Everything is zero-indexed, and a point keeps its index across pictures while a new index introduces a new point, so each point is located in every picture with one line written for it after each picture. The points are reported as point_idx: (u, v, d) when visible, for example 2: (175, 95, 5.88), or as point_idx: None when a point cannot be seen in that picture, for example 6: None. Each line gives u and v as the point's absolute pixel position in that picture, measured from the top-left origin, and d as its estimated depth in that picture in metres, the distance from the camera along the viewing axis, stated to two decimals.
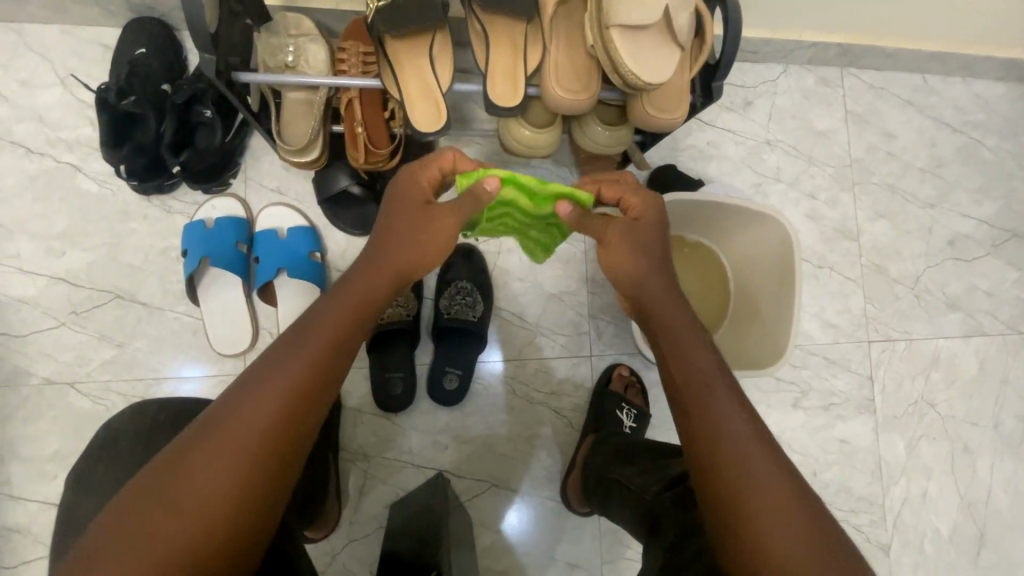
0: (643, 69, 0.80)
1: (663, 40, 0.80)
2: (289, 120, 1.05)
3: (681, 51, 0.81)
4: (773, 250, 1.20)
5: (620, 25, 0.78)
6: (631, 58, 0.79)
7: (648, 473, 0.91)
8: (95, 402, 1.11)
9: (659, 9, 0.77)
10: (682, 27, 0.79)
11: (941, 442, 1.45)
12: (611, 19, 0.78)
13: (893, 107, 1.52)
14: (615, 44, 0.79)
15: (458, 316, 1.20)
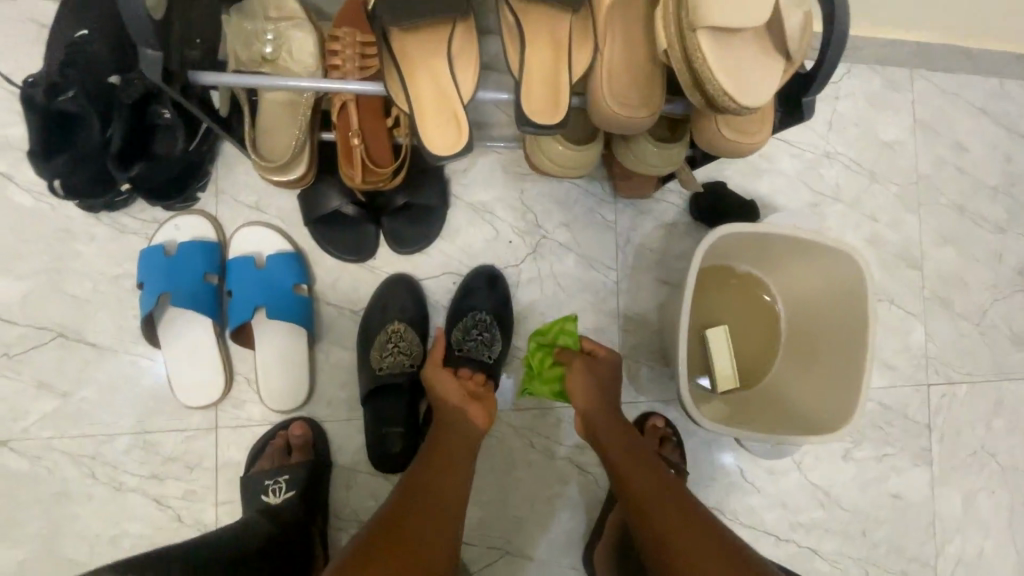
0: (740, 86, 0.59)
1: (763, 46, 0.60)
2: (268, 126, 0.84)
3: (785, 60, 0.62)
4: (839, 291, 1.03)
5: (711, 26, 0.58)
6: (727, 71, 0.59)
7: None
8: (34, 463, 0.92)
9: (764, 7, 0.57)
10: (792, 33, 0.59)
11: (1000, 496, 1.31)
12: (699, 19, 0.58)
13: (966, 116, 1.33)
14: (703, 52, 0.58)
15: (471, 356, 1.01)
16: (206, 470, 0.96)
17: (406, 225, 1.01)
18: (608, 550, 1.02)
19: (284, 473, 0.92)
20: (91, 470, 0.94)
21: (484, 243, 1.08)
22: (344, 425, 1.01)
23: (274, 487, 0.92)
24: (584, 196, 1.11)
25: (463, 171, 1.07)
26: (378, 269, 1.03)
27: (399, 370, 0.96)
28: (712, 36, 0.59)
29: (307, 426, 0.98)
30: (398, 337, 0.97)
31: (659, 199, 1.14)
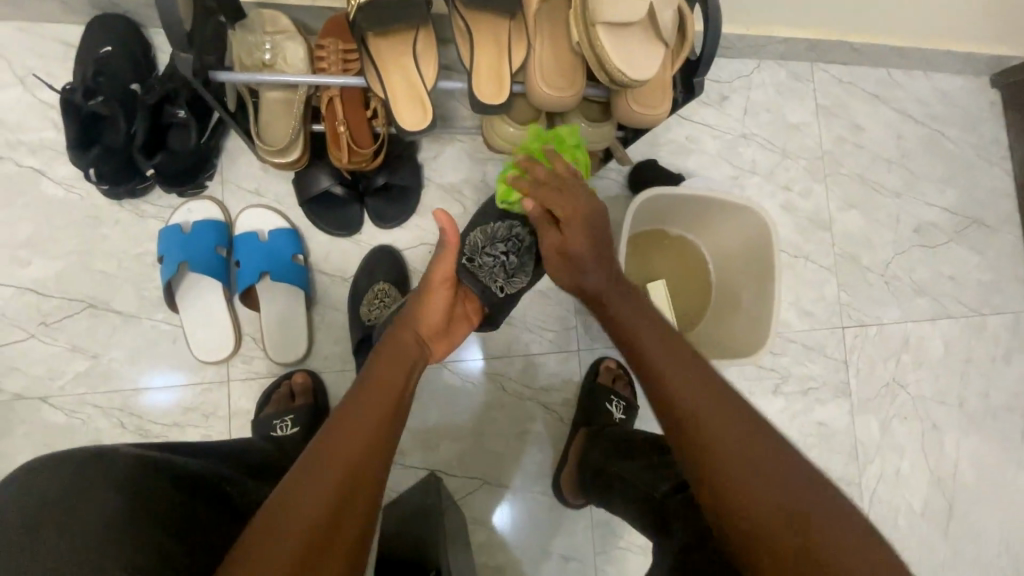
0: (628, 66, 0.83)
1: (646, 36, 0.84)
2: (268, 120, 1.03)
3: (664, 46, 0.85)
4: (752, 240, 1.23)
5: (606, 21, 0.81)
6: (620, 54, 0.83)
7: (654, 467, 0.91)
8: (70, 416, 1.07)
9: (643, 7, 0.80)
10: (665, 25, 0.83)
11: (912, 422, 1.51)
12: (597, 16, 0.81)
13: (861, 100, 1.57)
14: (602, 40, 0.82)
15: (480, 273, 0.99)
16: (220, 418, 1.11)
17: (387, 203, 1.19)
18: (571, 469, 1.20)
19: (290, 413, 1.08)
20: (120, 420, 1.08)
21: (454, 217, 1.25)
22: (338, 375, 1.17)
23: (281, 425, 1.07)
24: None
25: (434, 156, 1.25)
26: (364, 242, 1.20)
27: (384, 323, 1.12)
28: (607, 29, 0.82)
29: (307, 375, 1.14)
30: (383, 294, 1.14)
31: (602, 176, 1.35)
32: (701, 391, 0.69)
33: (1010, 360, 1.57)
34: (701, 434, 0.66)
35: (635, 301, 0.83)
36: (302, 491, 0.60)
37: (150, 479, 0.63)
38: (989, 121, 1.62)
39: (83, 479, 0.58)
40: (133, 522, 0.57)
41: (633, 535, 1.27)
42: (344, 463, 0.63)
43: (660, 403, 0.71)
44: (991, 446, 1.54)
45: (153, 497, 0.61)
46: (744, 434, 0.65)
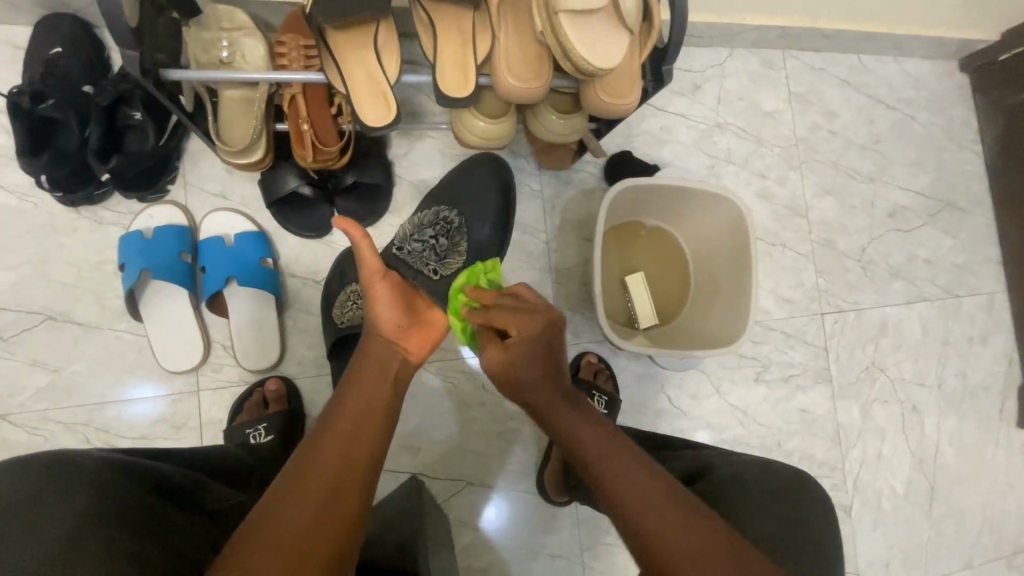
0: (593, 53, 0.81)
1: (611, 24, 0.82)
2: (228, 120, 0.99)
3: (630, 34, 0.83)
4: (728, 229, 1.23)
5: (569, 9, 0.80)
6: (583, 43, 0.81)
7: None
8: (31, 433, 1.03)
9: None
10: (630, 13, 0.81)
11: (892, 405, 1.52)
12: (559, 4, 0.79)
13: (832, 86, 1.57)
14: (565, 29, 0.80)
15: (413, 260, 0.99)
16: (190, 429, 1.08)
17: (357, 202, 1.16)
18: (554, 468, 1.18)
19: (262, 421, 1.05)
20: (85, 435, 1.04)
21: None
22: (313, 380, 1.14)
23: (254, 434, 1.04)
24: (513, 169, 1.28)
25: (404, 154, 1.23)
26: (335, 243, 1.18)
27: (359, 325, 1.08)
28: (571, 17, 0.81)
29: (281, 381, 1.11)
30: (357, 296, 1.10)
31: (577, 169, 1.33)
32: (658, 499, 0.67)
33: (986, 341, 1.58)
34: (650, 534, 0.65)
35: (583, 411, 0.79)
36: (276, 521, 0.59)
37: (116, 487, 0.61)
38: (958, 104, 1.64)
39: (41, 490, 0.56)
40: (97, 531, 0.56)
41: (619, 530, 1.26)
42: (314, 486, 0.63)
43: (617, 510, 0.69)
44: (969, 425, 1.55)
45: (119, 505, 0.59)
46: (699, 528, 0.63)
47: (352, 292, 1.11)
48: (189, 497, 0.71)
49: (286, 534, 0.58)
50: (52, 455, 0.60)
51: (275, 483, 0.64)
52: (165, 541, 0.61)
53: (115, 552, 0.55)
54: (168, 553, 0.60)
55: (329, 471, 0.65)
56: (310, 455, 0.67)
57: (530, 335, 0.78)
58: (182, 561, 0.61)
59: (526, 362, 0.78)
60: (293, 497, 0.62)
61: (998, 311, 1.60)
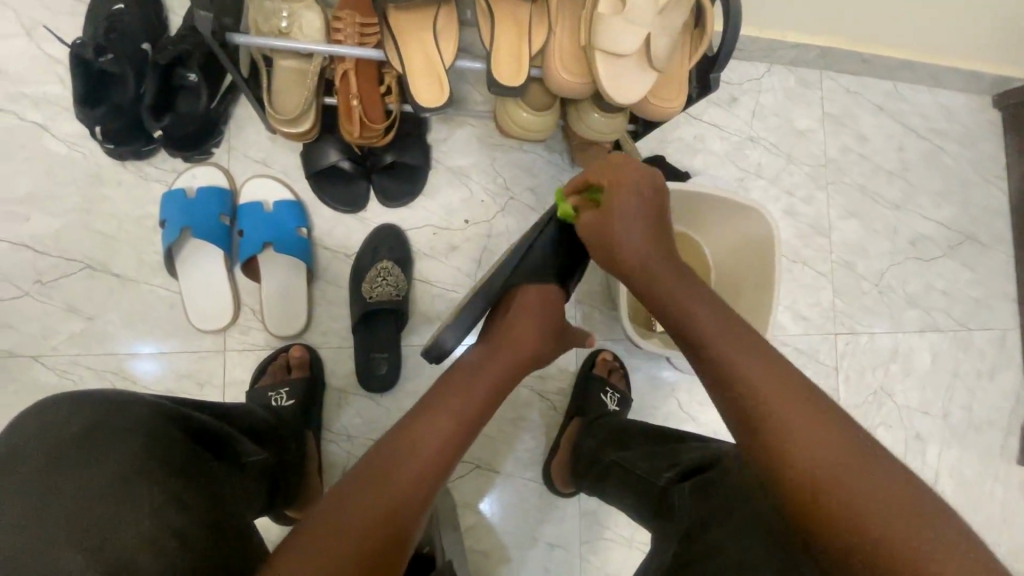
0: (616, 90, 0.86)
1: (641, 66, 0.86)
2: (281, 89, 1.01)
3: (660, 74, 0.87)
4: (753, 240, 1.24)
5: (602, 48, 0.84)
6: (611, 83, 0.86)
7: (655, 457, 0.90)
8: (62, 377, 1.05)
9: (637, 38, 0.82)
10: (659, 55, 0.84)
11: (896, 429, 1.54)
12: (594, 42, 0.84)
13: (865, 111, 1.58)
14: (595, 65, 0.85)
15: None
16: (214, 387, 1.10)
17: (393, 182, 1.19)
18: (563, 457, 1.20)
19: (284, 385, 1.07)
20: (113, 383, 1.07)
21: (460, 200, 1.24)
22: (336, 350, 1.16)
23: (276, 397, 1.06)
24: (547, 164, 1.28)
25: (443, 139, 1.25)
26: (369, 219, 1.20)
27: (385, 301, 1.12)
28: (603, 55, 0.85)
29: (304, 349, 1.13)
30: (384, 273, 1.14)
31: None
32: (794, 416, 0.58)
33: (994, 376, 1.60)
34: (766, 420, 0.60)
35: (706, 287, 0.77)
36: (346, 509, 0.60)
37: (163, 428, 0.61)
38: (988, 139, 1.65)
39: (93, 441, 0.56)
40: (146, 473, 0.56)
41: (619, 526, 1.28)
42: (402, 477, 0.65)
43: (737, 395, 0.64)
44: (970, 458, 1.56)
45: (168, 449, 0.59)
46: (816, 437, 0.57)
47: (380, 267, 1.15)
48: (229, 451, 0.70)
49: (358, 518, 0.59)
50: (103, 398, 0.59)
51: (382, 446, 0.68)
52: (206, 487, 0.61)
53: (162, 494, 0.55)
54: (208, 500, 0.60)
55: (416, 480, 0.66)
56: (397, 450, 0.68)
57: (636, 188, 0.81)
58: (217, 506, 0.61)
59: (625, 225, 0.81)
60: (374, 487, 0.63)
61: (1009, 347, 1.61)
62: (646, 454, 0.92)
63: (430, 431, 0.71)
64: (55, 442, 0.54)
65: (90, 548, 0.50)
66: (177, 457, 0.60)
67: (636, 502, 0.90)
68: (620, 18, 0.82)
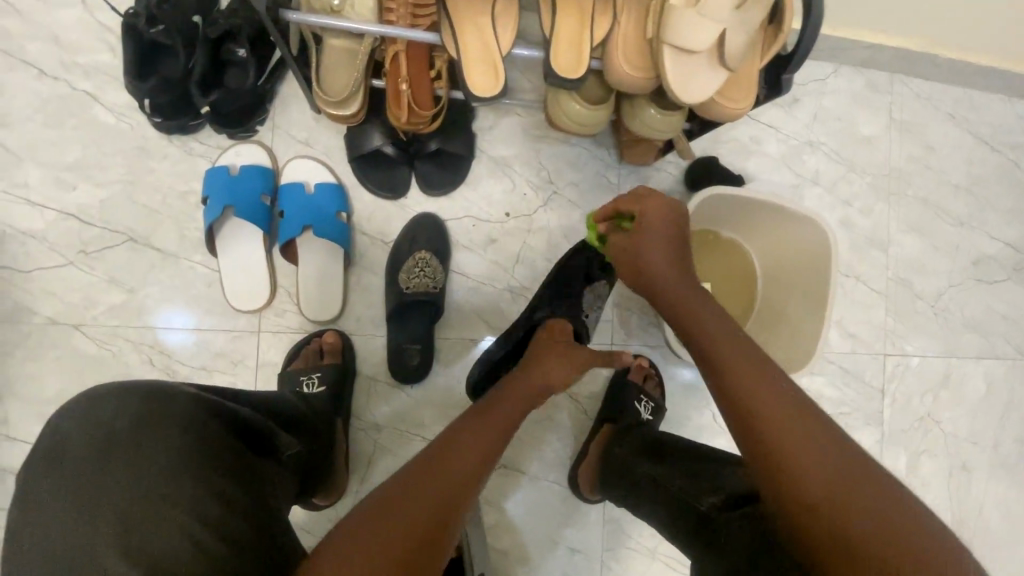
0: (684, 88, 0.81)
1: (712, 63, 0.81)
2: (330, 68, 0.99)
3: (732, 72, 0.81)
4: (806, 252, 1.17)
5: (672, 43, 0.78)
6: (680, 80, 0.80)
7: (698, 476, 0.86)
8: (101, 347, 1.06)
9: (712, 35, 0.77)
10: (733, 53, 0.79)
11: (941, 458, 1.46)
12: (664, 36, 0.78)
13: (936, 119, 1.48)
14: (663, 60, 0.80)
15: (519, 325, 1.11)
16: (247, 367, 1.10)
17: (436, 170, 1.15)
18: (591, 463, 1.16)
19: (317, 371, 1.06)
20: (150, 357, 1.08)
21: (502, 192, 1.21)
22: (368, 338, 1.15)
23: (308, 382, 1.05)
24: (593, 159, 1.24)
25: (489, 127, 1.21)
26: (409, 207, 1.17)
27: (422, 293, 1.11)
28: (673, 50, 0.80)
29: (337, 335, 1.11)
30: (423, 263, 1.12)
31: (658, 167, 1.27)
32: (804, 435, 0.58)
33: None
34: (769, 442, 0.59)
35: (716, 307, 0.76)
36: (399, 503, 0.59)
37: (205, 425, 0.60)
38: None
39: (135, 440, 0.55)
40: (186, 472, 0.55)
41: (644, 537, 1.25)
42: (448, 477, 0.65)
43: (747, 435, 0.61)
44: (1020, 494, 1.48)
45: (210, 447, 0.59)
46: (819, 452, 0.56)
47: (418, 257, 1.12)
48: (270, 444, 0.70)
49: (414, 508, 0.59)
50: (147, 390, 0.58)
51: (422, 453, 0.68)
52: (248, 486, 0.61)
53: (203, 494, 0.55)
54: (250, 500, 0.59)
55: (460, 482, 0.66)
56: (445, 452, 0.68)
57: (655, 221, 0.81)
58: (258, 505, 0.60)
59: (655, 250, 0.80)
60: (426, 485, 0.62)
61: None
62: (683, 471, 0.90)
63: (467, 442, 0.71)
64: (101, 436, 0.54)
65: (134, 547, 0.50)
66: (221, 456, 0.59)
67: (668, 517, 0.86)
68: (692, 11, 0.76)
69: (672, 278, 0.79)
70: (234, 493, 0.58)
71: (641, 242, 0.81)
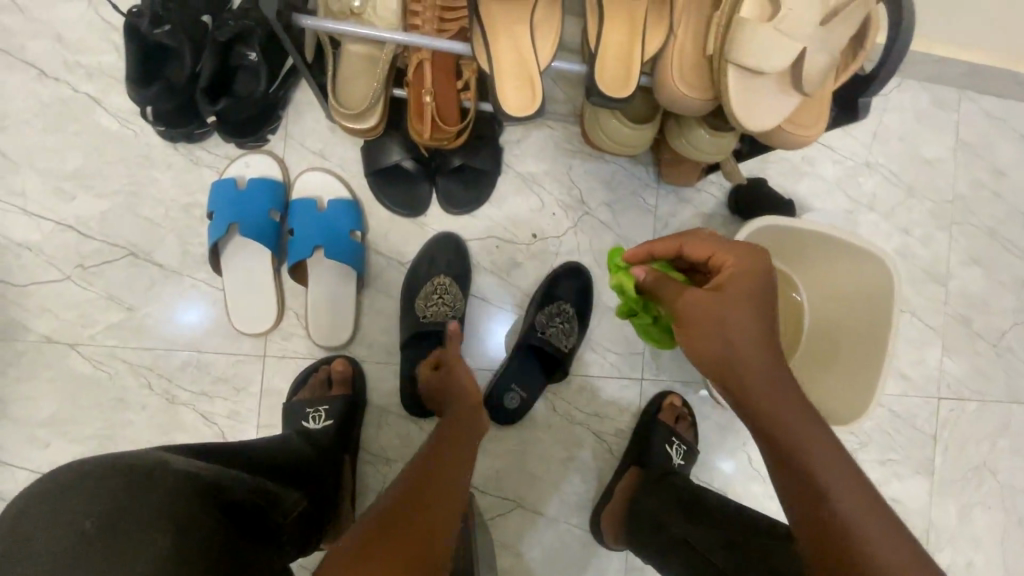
0: (749, 115, 0.70)
1: (783, 86, 0.70)
2: (347, 77, 0.90)
3: (805, 97, 0.70)
4: (865, 291, 1.06)
5: (739, 63, 0.68)
6: (746, 106, 0.70)
7: (736, 548, 0.79)
8: (97, 368, 1.00)
9: (787, 55, 0.66)
10: (810, 76, 0.68)
11: (995, 513, 1.34)
12: (730, 55, 0.68)
13: (1009, 142, 1.34)
14: (728, 82, 0.69)
15: (551, 339, 1.06)
16: (250, 394, 1.03)
17: (459, 186, 1.06)
18: (614, 510, 1.07)
19: (324, 403, 0.98)
20: (148, 380, 1.01)
21: (529, 212, 1.11)
22: (380, 367, 1.06)
23: (314, 415, 0.98)
24: (630, 178, 1.13)
25: (517, 141, 1.11)
26: (428, 226, 1.08)
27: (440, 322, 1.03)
28: (739, 70, 0.69)
29: (347, 363, 1.04)
30: (442, 290, 1.04)
31: (700, 188, 1.16)
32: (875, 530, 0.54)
33: None
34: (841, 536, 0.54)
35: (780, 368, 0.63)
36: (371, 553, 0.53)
37: (193, 514, 0.52)
38: None
39: (110, 516, 0.48)
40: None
41: None
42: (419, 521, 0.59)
43: (810, 518, 0.57)
44: None
45: (200, 540, 0.51)
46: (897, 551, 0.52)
47: (438, 283, 1.04)
48: (265, 522, 0.62)
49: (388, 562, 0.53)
50: (124, 478, 0.51)
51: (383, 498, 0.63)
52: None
53: None
54: None
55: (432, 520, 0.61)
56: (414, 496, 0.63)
57: (740, 277, 0.65)
58: None
59: (743, 315, 0.62)
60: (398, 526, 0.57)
61: None
62: (727, 543, 0.81)
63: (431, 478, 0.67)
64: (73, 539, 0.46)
65: None
66: (205, 532, 0.52)
67: None
68: (767, 26, 0.65)
69: (758, 349, 0.63)
70: (220, 572, 0.51)
71: (724, 304, 0.63)
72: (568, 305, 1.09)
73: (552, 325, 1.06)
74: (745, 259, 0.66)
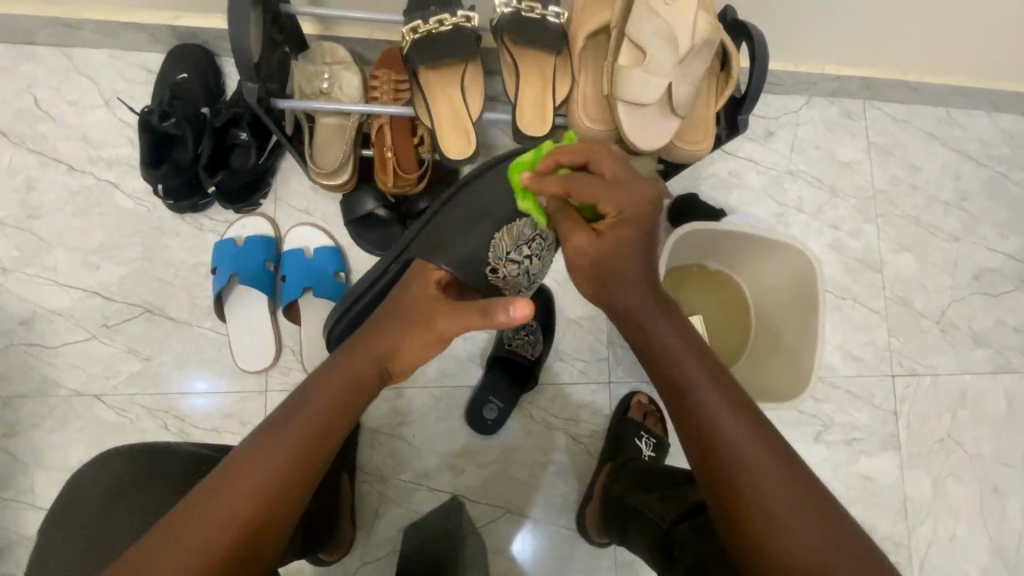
0: (639, 137, 0.88)
1: (662, 112, 0.87)
2: (322, 143, 1.09)
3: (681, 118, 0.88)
4: (793, 281, 1.20)
5: (624, 100, 0.85)
6: (634, 132, 0.88)
7: (669, 499, 0.91)
8: (119, 414, 1.13)
9: (659, 89, 0.83)
10: (681, 102, 0.85)
11: (969, 481, 1.41)
12: (617, 94, 0.85)
13: (917, 140, 1.51)
14: (618, 115, 0.87)
15: (517, 350, 1.19)
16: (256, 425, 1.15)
17: None
18: (595, 507, 1.16)
19: None
20: (165, 421, 1.14)
21: None
22: None
23: None
24: None
25: None
26: None
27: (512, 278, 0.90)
28: (626, 105, 0.87)
29: None
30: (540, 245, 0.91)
31: None
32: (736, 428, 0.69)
33: None
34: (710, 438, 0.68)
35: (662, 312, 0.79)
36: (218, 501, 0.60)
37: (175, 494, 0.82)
38: None
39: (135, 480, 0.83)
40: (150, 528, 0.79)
41: None
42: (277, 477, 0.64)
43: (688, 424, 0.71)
44: None
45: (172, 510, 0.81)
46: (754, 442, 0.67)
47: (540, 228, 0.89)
48: None
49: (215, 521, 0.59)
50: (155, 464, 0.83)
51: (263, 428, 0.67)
52: None
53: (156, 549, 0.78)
54: None
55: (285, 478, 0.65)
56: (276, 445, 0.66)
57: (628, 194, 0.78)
58: None
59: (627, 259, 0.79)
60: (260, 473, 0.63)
61: None
62: (663, 499, 0.92)
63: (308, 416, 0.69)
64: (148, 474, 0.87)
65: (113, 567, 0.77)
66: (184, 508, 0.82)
67: (653, 547, 0.90)
68: (640, 70, 0.83)
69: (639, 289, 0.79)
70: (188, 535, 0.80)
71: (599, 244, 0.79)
72: (534, 319, 1.22)
73: (519, 338, 1.20)
74: (630, 195, 0.78)
